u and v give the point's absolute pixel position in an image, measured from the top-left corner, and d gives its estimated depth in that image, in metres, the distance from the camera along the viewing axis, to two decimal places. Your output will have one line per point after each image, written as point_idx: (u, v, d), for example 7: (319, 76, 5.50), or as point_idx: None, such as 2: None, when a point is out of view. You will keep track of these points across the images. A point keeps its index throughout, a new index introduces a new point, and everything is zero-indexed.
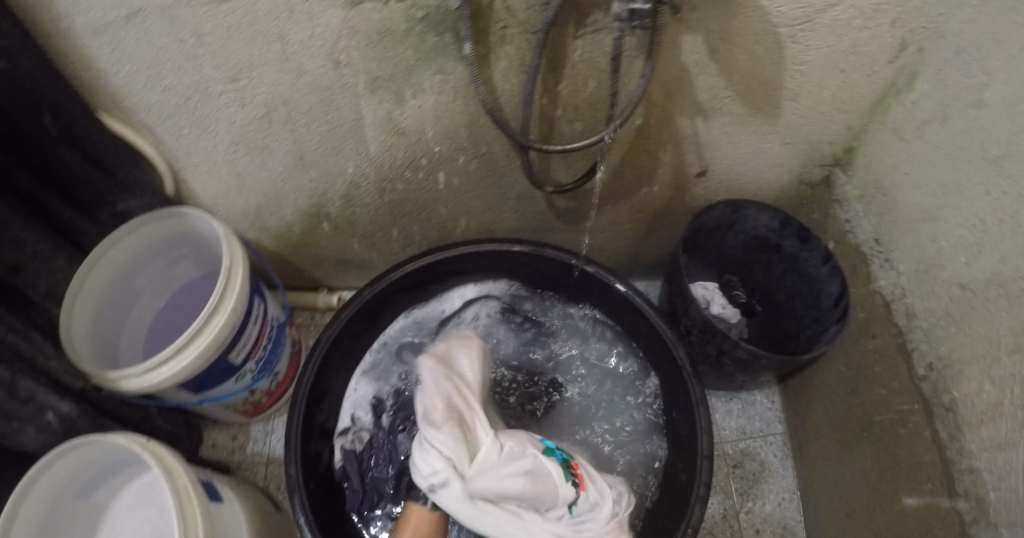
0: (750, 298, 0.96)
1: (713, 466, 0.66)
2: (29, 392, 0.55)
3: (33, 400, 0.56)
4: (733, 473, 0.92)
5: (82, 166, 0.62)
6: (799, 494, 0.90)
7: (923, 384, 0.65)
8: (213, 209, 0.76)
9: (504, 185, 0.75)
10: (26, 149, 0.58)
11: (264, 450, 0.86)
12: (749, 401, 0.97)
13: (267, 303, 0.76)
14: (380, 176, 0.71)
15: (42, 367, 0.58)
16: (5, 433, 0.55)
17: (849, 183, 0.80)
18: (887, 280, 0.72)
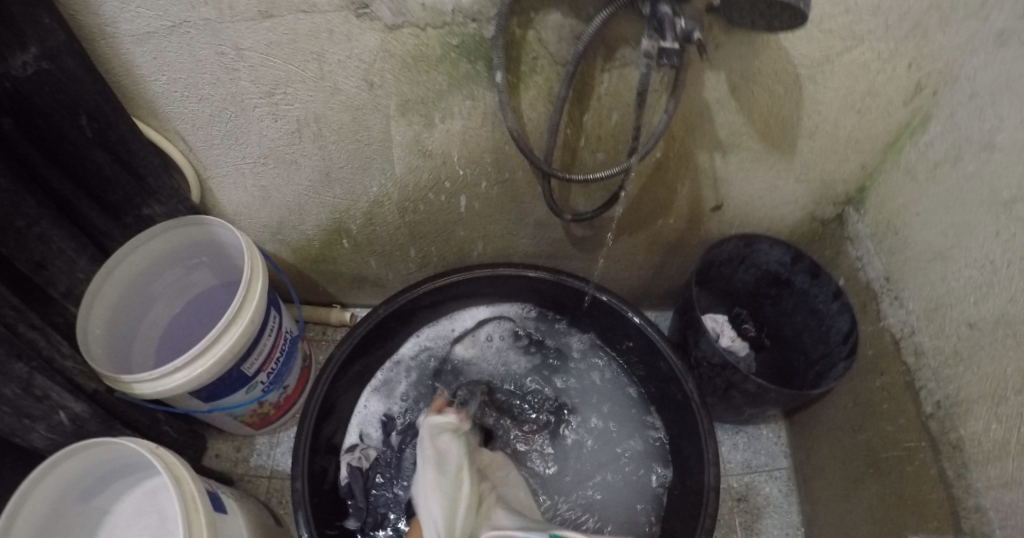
0: (759, 331, 0.96)
1: (720, 498, 0.66)
2: (45, 390, 0.55)
3: (47, 398, 0.56)
4: (737, 507, 0.91)
5: (114, 169, 0.64)
6: (804, 531, 0.89)
7: (930, 422, 0.65)
8: (235, 219, 0.78)
9: (522, 212, 0.77)
10: (63, 150, 0.59)
11: (268, 463, 0.86)
12: (755, 435, 0.97)
13: (282, 316, 0.77)
14: (403, 197, 0.73)
15: (59, 366, 0.59)
16: (16, 430, 0.55)
17: (860, 221, 0.81)
18: (895, 318, 0.72)
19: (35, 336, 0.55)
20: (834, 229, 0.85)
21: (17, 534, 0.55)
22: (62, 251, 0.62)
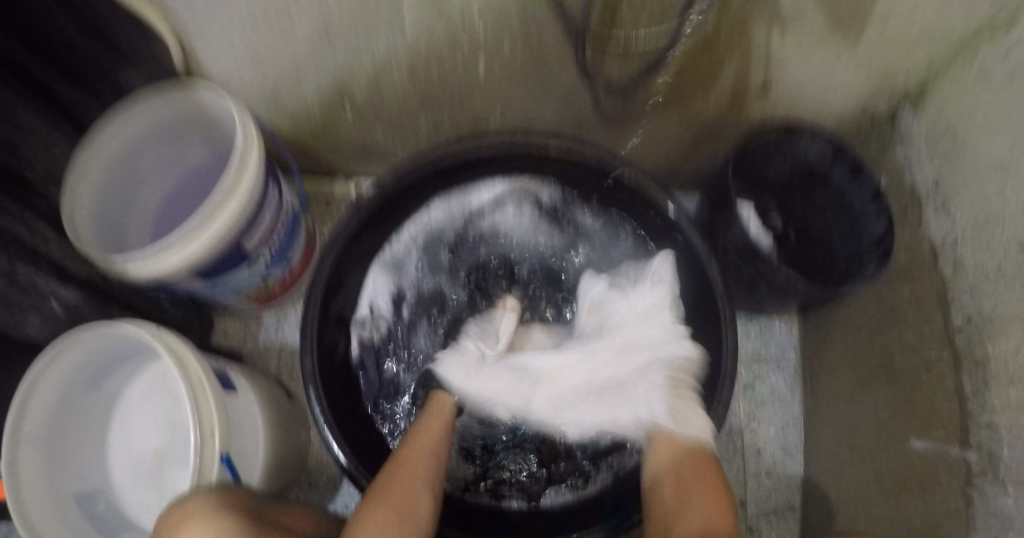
0: (785, 225, 0.88)
1: (724, 420, 0.66)
2: (29, 279, 0.52)
3: (34, 288, 0.53)
4: (743, 394, 0.91)
5: (80, 35, 0.56)
6: (803, 422, 0.91)
7: (956, 335, 0.63)
8: (226, 85, 0.71)
9: (549, 74, 0.70)
10: (26, 25, 0.51)
11: (276, 337, 0.86)
12: (767, 327, 0.94)
13: (281, 189, 0.73)
14: (413, 57, 0.66)
15: (45, 255, 0.55)
16: (8, 323, 0.53)
17: (915, 120, 0.74)
18: (939, 227, 0.68)
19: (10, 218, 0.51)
20: (883, 128, 0.79)
21: (29, 424, 0.55)
22: (34, 128, 0.57)
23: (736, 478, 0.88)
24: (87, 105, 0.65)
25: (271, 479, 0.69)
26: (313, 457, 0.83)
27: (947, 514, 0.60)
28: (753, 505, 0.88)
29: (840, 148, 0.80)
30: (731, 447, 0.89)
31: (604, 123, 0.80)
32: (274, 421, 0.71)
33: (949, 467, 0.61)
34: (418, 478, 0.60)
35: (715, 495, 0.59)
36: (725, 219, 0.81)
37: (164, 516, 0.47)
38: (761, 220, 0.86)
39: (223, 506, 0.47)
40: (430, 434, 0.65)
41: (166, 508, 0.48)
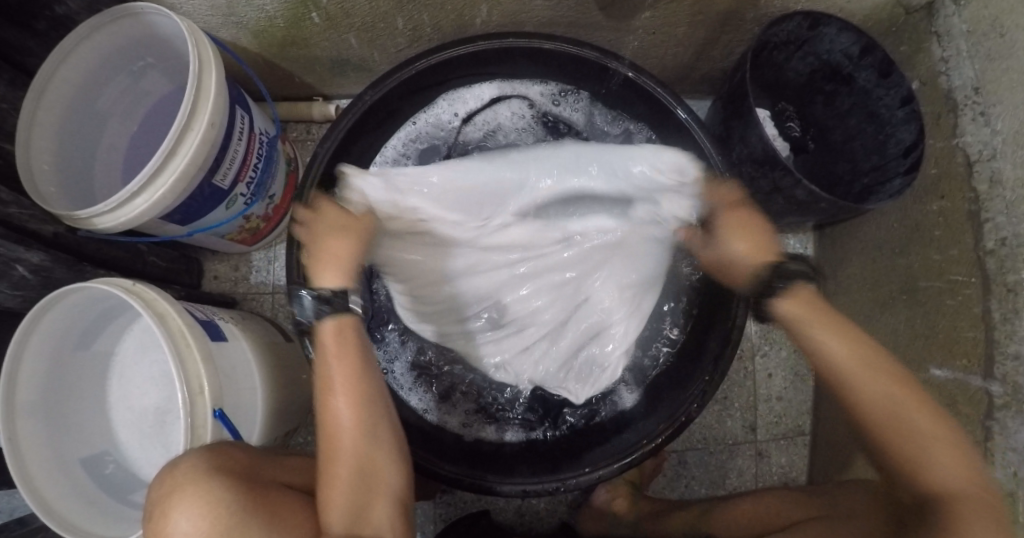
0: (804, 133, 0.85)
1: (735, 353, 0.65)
2: None
3: None
4: (755, 315, 0.88)
5: None
6: None
7: (987, 259, 0.59)
8: (175, 5, 0.63)
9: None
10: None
11: (269, 280, 0.83)
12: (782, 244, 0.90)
13: (253, 116, 0.68)
14: None
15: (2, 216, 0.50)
16: None
17: (956, 14, 0.64)
18: (976, 137, 0.61)
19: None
20: (918, 20, 0.69)
21: (21, 395, 0.54)
22: None
23: (745, 404, 0.86)
24: (29, 48, 0.58)
25: (275, 424, 0.69)
26: None
27: None
28: (762, 430, 0.86)
29: (870, 43, 0.70)
30: (743, 373, 0.87)
31: (605, 18, 0.72)
32: (273, 367, 0.70)
33: (970, 398, 0.59)
34: (361, 389, 0.54)
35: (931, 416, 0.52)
36: (742, 125, 0.74)
37: (158, 479, 0.47)
38: (777, 128, 0.84)
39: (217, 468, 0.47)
40: (336, 370, 0.54)
41: (161, 470, 0.47)
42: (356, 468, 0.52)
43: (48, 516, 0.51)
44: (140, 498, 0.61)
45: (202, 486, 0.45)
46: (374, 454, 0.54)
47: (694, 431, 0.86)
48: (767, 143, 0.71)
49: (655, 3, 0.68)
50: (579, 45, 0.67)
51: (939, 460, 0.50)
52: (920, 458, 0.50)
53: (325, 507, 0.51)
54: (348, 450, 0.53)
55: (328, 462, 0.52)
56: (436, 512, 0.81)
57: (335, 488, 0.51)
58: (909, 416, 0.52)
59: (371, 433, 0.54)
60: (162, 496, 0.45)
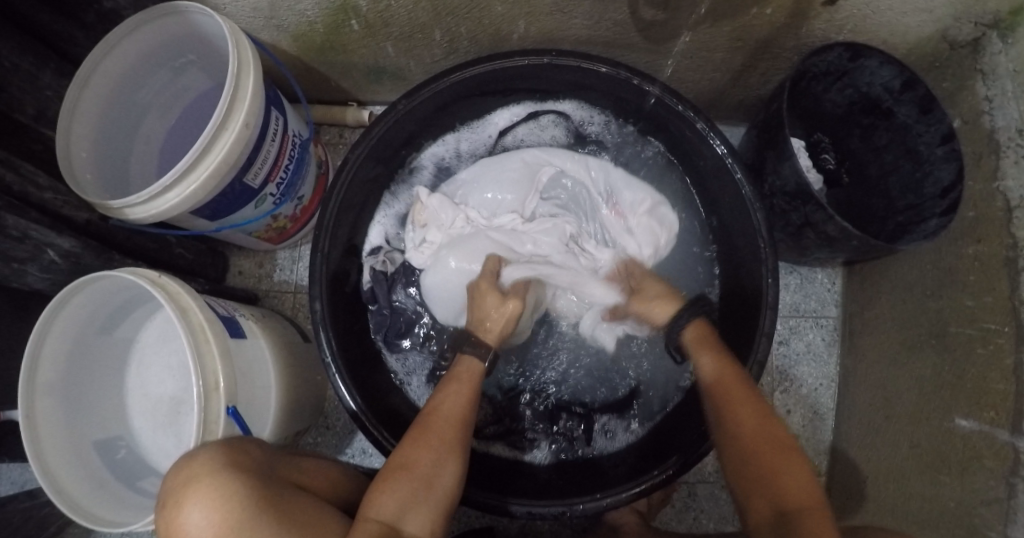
0: (839, 165, 0.84)
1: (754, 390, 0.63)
2: (23, 229, 0.49)
3: (29, 237, 0.50)
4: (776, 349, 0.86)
5: None
6: (839, 383, 0.85)
7: (1022, 308, 0.57)
8: (220, 4, 0.64)
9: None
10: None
11: (292, 279, 0.84)
12: (809, 277, 0.88)
13: (287, 117, 0.69)
14: None
15: (37, 201, 0.52)
16: (7, 275, 0.51)
17: (1004, 52, 0.61)
18: (1018, 181, 0.59)
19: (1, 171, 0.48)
20: (963, 57, 0.67)
21: (42, 376, 0.55)
22: (15, 66, 0.53)
23: None
24: (76, 38, 0.59)
25: (286, 422, 0.69)
26: (330, 401, 0.84)
27: (987, 501, 0.57)
28: None
29: (912, 78, 0.68)
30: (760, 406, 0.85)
31: (642, 40, 0.72)
32: (289, 365, 0.71)
33: (996, 452, 0.57)
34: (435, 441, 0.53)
35: (800, 455, 0.51)
36: (775, 155, 0.73)
37: (176, 470, 0.46)
38: (811, 160, 0.83)
39: (228, 471, 0.46)
40: (447, 408, 0.56)
41: (178, 459, 0.47)
42: (409, 495, 0.49)
43: (59, 496, 0.52)
44: (148, 485, 0.62)
45: (211, 486, 0.44)
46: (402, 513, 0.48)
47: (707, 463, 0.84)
48: (799, 175, 0.69)
49: (691, 27, 0.68)
50: (612, 65, 0.67)
51: (789, 489, 0.49)
52: (771, 490, 0.49)
53: (369, 509, 0.48)
54: (418, 478, 0.50)
55: (396, 468, 0.51)
56: None
57: (390, 494, 0.49)
58: (759, 439, 0.52)
59: (437, 489, 0.51)
60: (175, 490, 0.45)
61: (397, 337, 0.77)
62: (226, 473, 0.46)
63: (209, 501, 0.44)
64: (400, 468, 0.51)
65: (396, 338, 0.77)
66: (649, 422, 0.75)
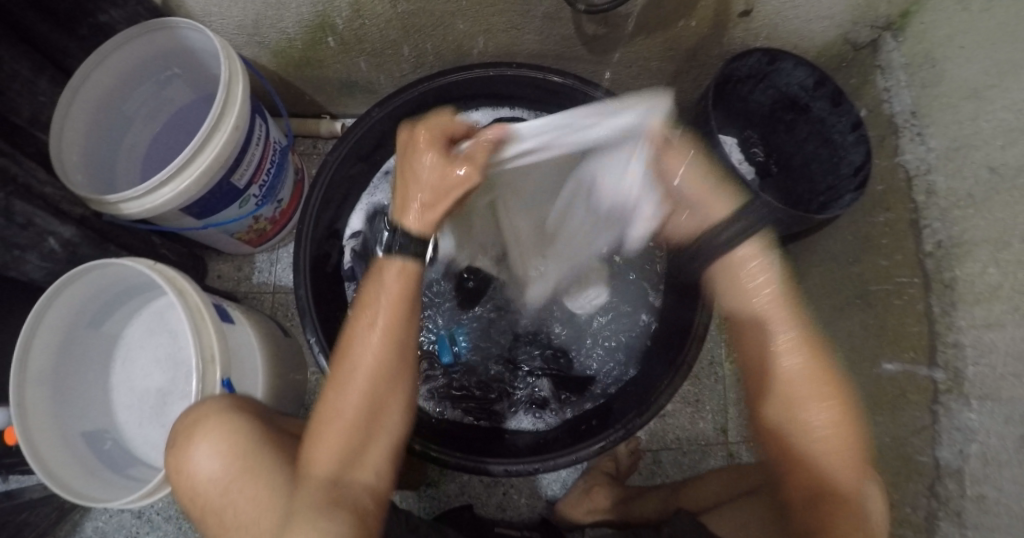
0: (767, 158, 0.94)
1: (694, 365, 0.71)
2: (27, 216, 0.54)
3: (32, 224, 0.55)
4: (723, 325, 0.94)
5: None
6: None
7: (927, 260, 0.66)
8: (207, 21, 0.70)
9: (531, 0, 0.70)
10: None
11: (270, 279, 0.87)
12: None
13: (268, 125, 0.74)
14: None
15: (39, 192, 0.55)
16: (9, 260, 0.56)
17: (896, 49, 0.73)
18: (914, 154, 0.69)
19: (6, 161, 0.51)
20: (865, 56, 0.78)
21: (34, 365, 0.57)
22: (16, 72, 0.57)
23: (716, 406, 0.91)
24: (70, 49, 0.64)
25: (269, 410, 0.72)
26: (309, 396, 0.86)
27: (916, 430, 0.65)
28: (733, 433, 0.90)
29: (822, 76, 0.79)
30: (713, 376, 0.92)
31: (586, 52, 0.81)
32: (272, 356, 0.74)
33: (919, 388, 0.65)
34: (372, 386, 0.45)
35: (852, 420, 0.53)
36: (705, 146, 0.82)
37: (187, 411, 0.54)
38: (743, 153, 0.93)
39: (232, 410, 0.53)
40: (376, 347, 0.44)
41: (188, 406, 0.55)
42: (349, 444, 0.45)
43: (51, 478, 0.54)
44: (136, 472, 0.63)
45: (214, 437, 0.51)
46: (358, 453, 0.45)
47: (667, 431, 0.91)
48: (727, 161, 0.78)
49: (629, 38, 0.77)
50: (562, 75, 0.76)
51: (827, 466, 0.52)
52: (794, 430, 0.54)
53: (311, 462, 0.45)
54: (362, 419, 0.45)
55: (331, 411, 0.45)
56: (420, 505, 0.83)
57: (327, 439, 0.45)
58: (817, 412, 0.53)
59: (381, 420, 0.46)
60: (185, 428, 0.53)
61: None
62: (224, 419, 0.52)
63: (214, 436, 0.52)
64: (335, 413, 0.45)
65: None
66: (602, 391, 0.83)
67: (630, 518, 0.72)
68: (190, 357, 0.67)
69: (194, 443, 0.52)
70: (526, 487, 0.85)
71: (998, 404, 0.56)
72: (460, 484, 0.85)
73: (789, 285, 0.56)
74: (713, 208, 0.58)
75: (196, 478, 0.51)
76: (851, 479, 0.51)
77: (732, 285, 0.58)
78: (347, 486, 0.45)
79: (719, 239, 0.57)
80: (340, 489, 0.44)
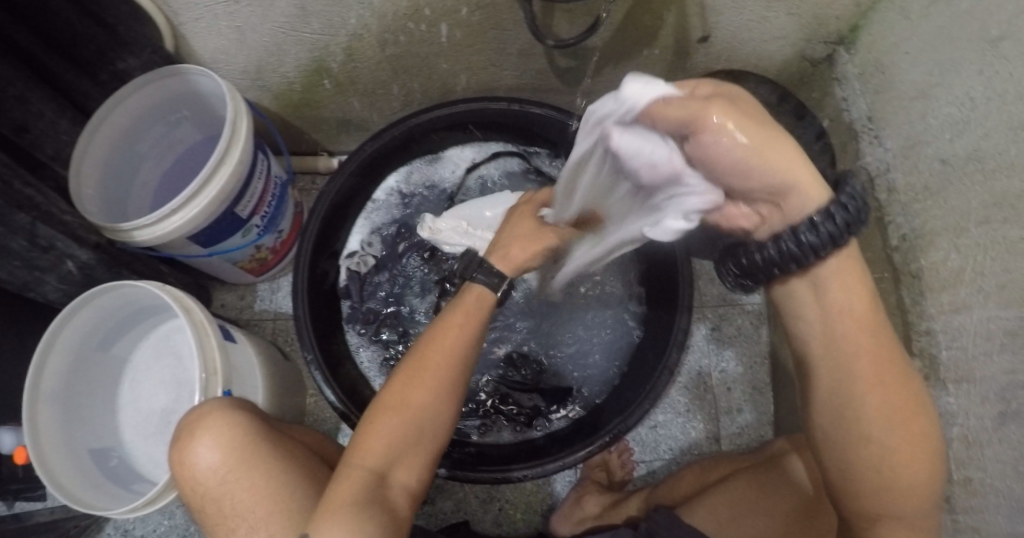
0: None
1: (671, 379, 0.73)
2: (49, 240, 0.59)
3: (53, 248, 0.60)
4: (711, 335, 0.96)
5: (82, 23, 0.62)
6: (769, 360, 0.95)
7: (893, 253, 0.69)
8: (214, 66, 0.77)
9: (506, 38, 0.77)
10: (26, 4, 0.57)
11: (271, 307, 0.92)
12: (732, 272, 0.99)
13: (270, 161, 0.80)
14: (382, 28, 0.72)
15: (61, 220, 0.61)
16: (29, 281, 0.61)
17: (850, 61, 0.79)
18: (873, 156, 0.73)
19: (32, 192, 0.57)
20: (823, 71, 0.84)
21: (46, 383, 0.60)
22: (42, 113, 0.63)
23: (708, 415, 0.93)
24: (90, 93, 0.70)
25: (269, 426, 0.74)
26: (309, 415, 0.88)
27: None
28: (726, 442, 0.92)
29: (783, 92, 0.85)
30: (702, 386, 0.94)
31: (562, 83, 0.87)
32: (273, 376, 0.77)
33: None
34: (437, 379, 0.51)
35: (929, 427, 0.46)
36: None
37: (189, 412, 0.58)
38: None
39: (234, 409, 0.56)
40: (452, 340, 0.53)
41: (191, 409, 0.58)
42: (398, 453, 0.50)
43: (60, 491, 0.56)
44: (141, 488, 0.65)
45: (209, 433, 0.55)
46: (401, 452, 0.50)
47: (659, 441, 0.92)
48: None
49: (600, 68, 0.83)
50: (540, 105, 0.80)
51: (903, 478, 0.46)
52: (885, 488, 0.46)
53: (358, 454, 0.49)
54: (416, 432, 0.50)
55: (391, 406, 0.50)
56: (417, 523, 0.85)
57: (382, 437, 0.49)
58: (886, 429, 0.45)
59: (430, 443, 0.52)
60: (188, 426, 0.56)
61: (368, 326, 0.89)
62: (227, 417, 0.55)
63: (218, 433, 0.55)
64: (393, 410, 0.50)
65: (366, 326, 0.89)
66: (590, 404, 0.85)
67: (616, 518, 0.76)
68: (194, 378, 0.70)
69: (189, 444, 0.55)
70: (520, 503, 0.87)
71: (972, 385, 0.59)
72: (455, 500, 0.87)
73: (861, 293, 0.44)
74: (793, 174, 0.39)
75: (195, 473, 0.54)
76: (920, 481, 0.46)
77: (821, 308, 0.45)
78: (389, 482, 0.49)
79: (797, 257, 0.42)
80: (378, 487, 0.48)
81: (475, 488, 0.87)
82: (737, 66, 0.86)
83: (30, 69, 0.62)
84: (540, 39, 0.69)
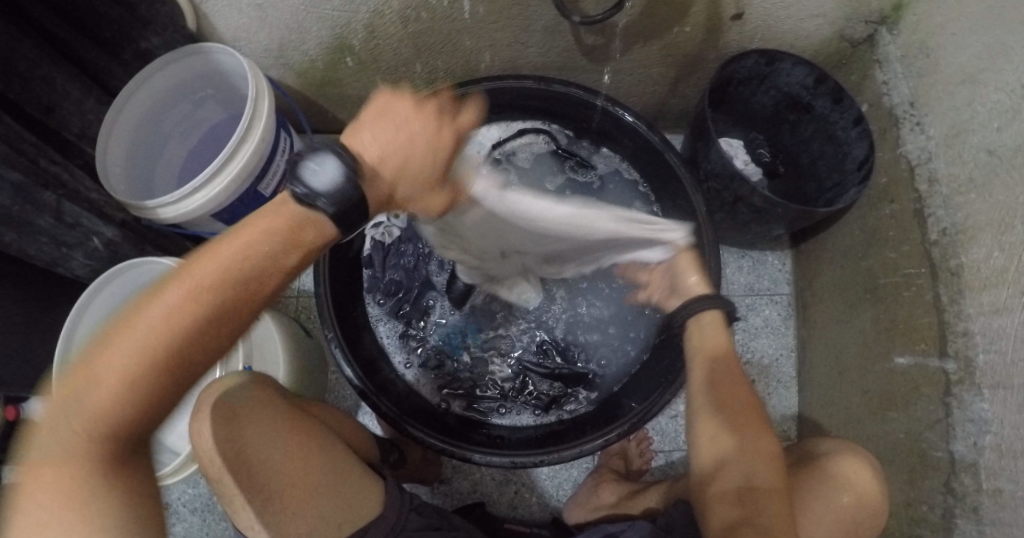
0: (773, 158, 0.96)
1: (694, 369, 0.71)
2: (75, 218, 0.62)
3: (79, 225, 0.62)
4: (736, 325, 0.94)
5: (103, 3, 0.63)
6: (796, 353, 0.93)
7: (933, 249, 0.65)
8: (236, 45, 0.77)
9: (530, 15, 0.74)
10: None
11: (295, 284, 0.93)
12: (760, 260, 0.96)
13: (293, 139, 0.80)
14: (403, 5, 0.71)
15: (87, 197, 0.63)
16: (59, 258, 0.64)
17: (892, 43, 0.74)
18: (914, 144, 0.69)
19: (57, 170, 0.59)
20: (863, 51, 0.79)
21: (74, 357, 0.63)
22: (68, 93, 0.65)
23: None
24: (115, 73, 0.72)
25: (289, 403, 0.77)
26: (330, 392, 0.90)
27: (930, 425, 0.64)
28: None
29: (820, 75, 0.80)
30: None
31: (588, 62, 0.84)
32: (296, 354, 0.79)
33: (929, 378, 0.64)
34: (200, 297, 0.40)
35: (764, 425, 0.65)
36: (704, 144, 0.82)
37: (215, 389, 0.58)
38: (748, 154, 0.95)
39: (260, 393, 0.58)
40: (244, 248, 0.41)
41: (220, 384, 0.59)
42: (154, 412, 0.42)
43: None
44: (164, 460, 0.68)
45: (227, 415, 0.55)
46: (135, 411, 0.40)
47: (679, 431, 0.91)
48: (725, 159, 0.78)
49: (627, 47, 0.80)
50: (566, 84, 0.77)
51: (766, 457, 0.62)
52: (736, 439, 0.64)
53: (89, 404, 0.40)
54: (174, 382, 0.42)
55: (131, 329, 0.40)
56: (433, 501, 0.87)
57: (113, 376, 0.39)
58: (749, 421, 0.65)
59: (189, 384, 0.43)
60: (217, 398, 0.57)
61: (392, 301, 0.89)
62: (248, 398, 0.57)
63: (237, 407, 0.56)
64: (131, 331, 0.40)
65: (390, 300, 0.89)
66: (609, 392, 0.84)
67: (633, 509, 0.76)
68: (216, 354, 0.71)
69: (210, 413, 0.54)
70: (537, 488, 0.87)
71: (1010, 391, 0.55)
72: (472, 480, 0.88)
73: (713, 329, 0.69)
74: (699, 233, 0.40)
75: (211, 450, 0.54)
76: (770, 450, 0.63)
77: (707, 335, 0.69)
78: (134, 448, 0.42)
79: None
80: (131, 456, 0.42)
81: (491, 471, 0.88)
82: (771, 45, 0.82)
83: (54, 50, 0.63)
84: (564, 15, 0.66)
